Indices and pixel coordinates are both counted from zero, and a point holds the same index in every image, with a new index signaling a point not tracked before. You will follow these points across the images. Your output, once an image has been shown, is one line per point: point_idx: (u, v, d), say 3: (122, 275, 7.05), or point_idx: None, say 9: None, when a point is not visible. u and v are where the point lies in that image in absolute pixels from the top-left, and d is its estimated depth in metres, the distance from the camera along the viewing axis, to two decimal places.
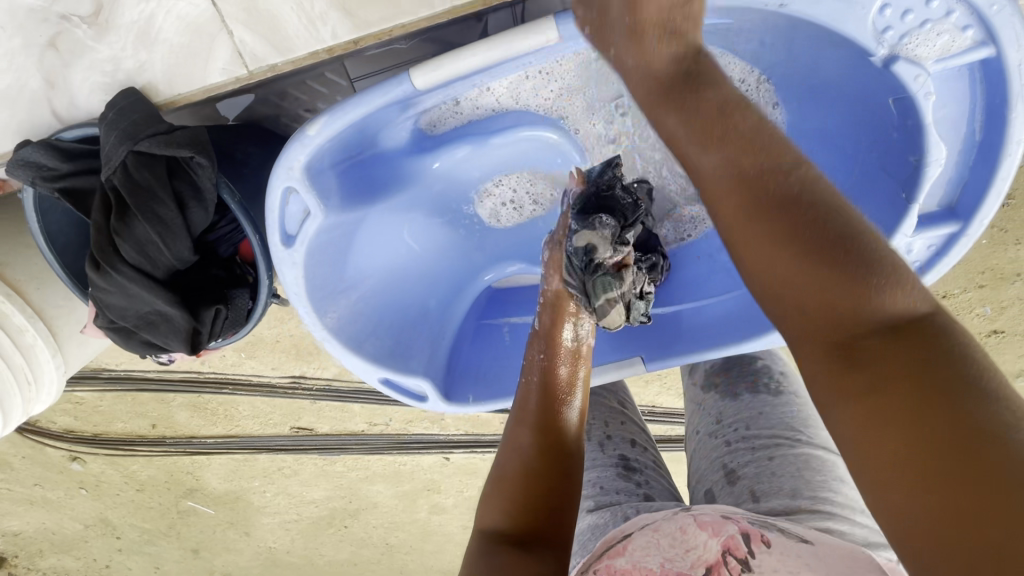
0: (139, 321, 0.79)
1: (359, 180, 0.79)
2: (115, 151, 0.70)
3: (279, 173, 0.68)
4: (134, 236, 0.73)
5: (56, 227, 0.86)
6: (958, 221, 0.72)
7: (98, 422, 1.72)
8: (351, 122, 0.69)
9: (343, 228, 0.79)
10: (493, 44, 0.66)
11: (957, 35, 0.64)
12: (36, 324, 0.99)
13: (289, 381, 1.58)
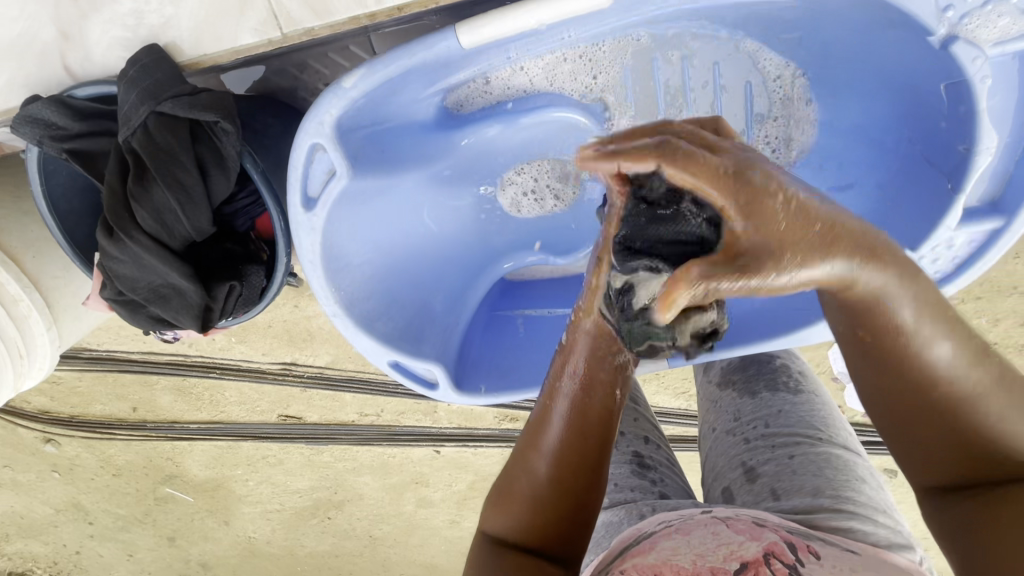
0: (149, 295, 0.75)
1: (389, 148, 0.77)
2: (138, 113, 0.68)
3: (309, 125, 0.67)
4: (152, 202, 0.69)
5: (59, 191, 0.82)
6: (1003, 216, 0.71)
7: (77, 403, 1.66)
8: (385, 80, 0.68)
9: (363, 195, 0.76)
10: (539, 6, 0.64)
11: (1018, 17, 0.61)
12: (32, 295, 0.94)
13: (279, 367, 1.54)
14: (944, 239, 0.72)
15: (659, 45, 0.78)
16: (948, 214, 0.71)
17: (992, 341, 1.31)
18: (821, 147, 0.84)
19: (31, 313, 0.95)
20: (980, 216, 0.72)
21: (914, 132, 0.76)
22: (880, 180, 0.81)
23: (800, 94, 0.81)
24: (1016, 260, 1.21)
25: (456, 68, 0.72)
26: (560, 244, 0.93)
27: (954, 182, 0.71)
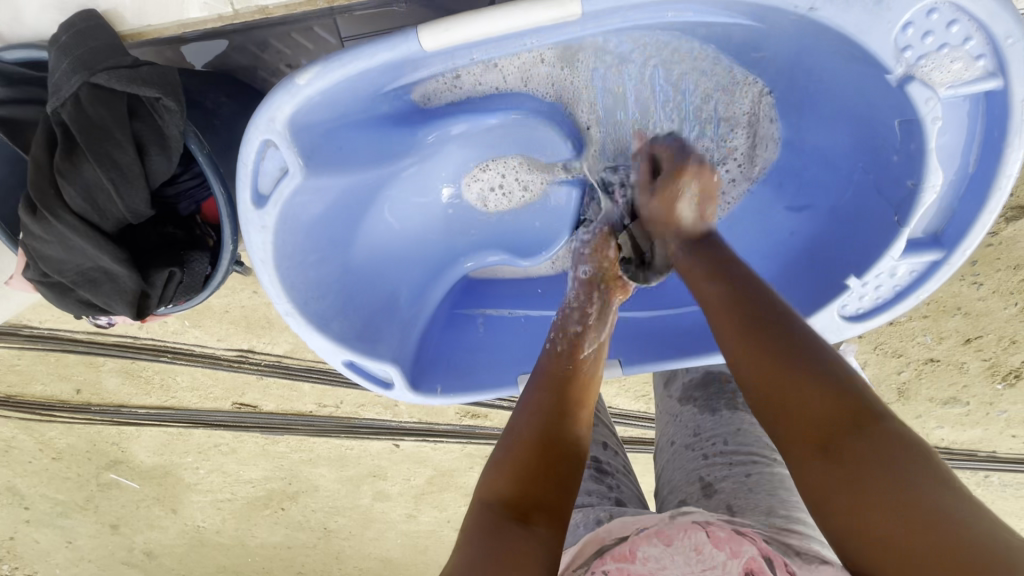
0: (79, 278, 0.70)
1: (349, 142, 0.74)
2: (67, 82, 0.63)
3: (259, 122, 0.62)
4: (83, 180, 0.65)
5: None
6: (942, 249, 0.72)
7: (14, 383, 1.56)
8: (346, 77, 0.63)
9: (322, 197, 0.73)
10: (499, 13, 0.60)
11: (970, 63, 0.61)
12: None
13: (235, 355, 1.49)
14: (885, 268, 0.74)
15: (635, 56, 0.77)
16: (892, 245, 0.72)
17: (935, 358, 1.38)
18: (779, 164, 0.85)
19: None
20: (921, 247, 0.73)
21: (868, 161, 0.77)
22: (832, 205, 0.82)
23: (766, 110, 0.81)
24: (961, 282, 1.28)
25: (421, 67, 0.69)
26: (523, 247, 0.91)
27: (899, 215, 0.72)
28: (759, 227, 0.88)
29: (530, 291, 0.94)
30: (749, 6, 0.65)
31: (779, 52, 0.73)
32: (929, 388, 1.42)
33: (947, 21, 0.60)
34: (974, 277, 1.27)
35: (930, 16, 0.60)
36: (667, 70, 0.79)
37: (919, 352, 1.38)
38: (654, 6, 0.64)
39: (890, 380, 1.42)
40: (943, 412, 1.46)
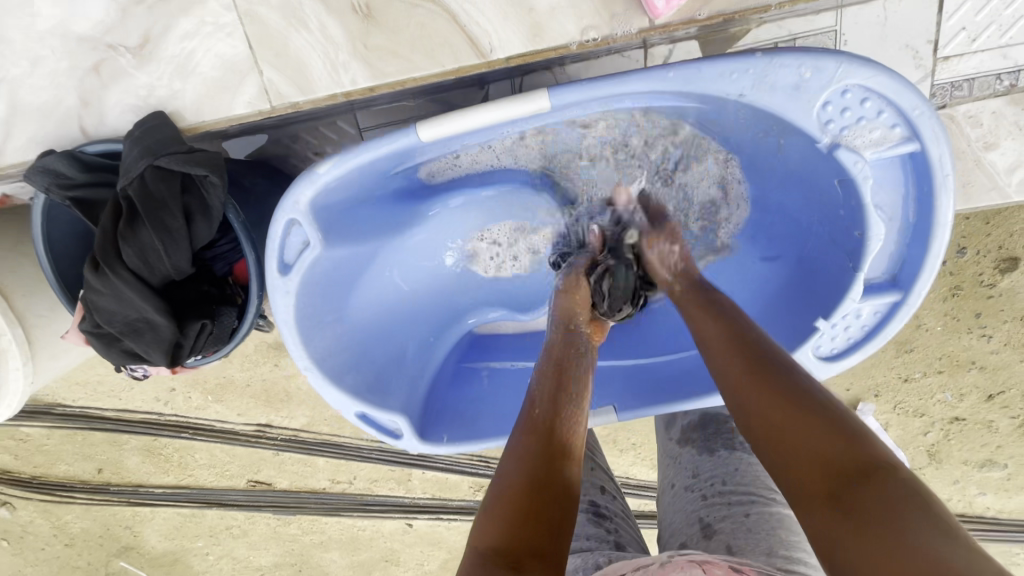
0: (125, 328, 0.78)
1: (361, 219, 0.83)
2: (136, 164, 0.75)
3: (284, 205, 0.72)
4: (139, 242, 0.76)
5: (57, 234, 0.84)
6: (901, 291, 0.77)
7: (40, 463, 1.61)
8: (360, 165, 0.74)
9: (340, 262, 0.82)
10: (485, 109, 0.71)
11: (887, 131, 0.70)
12: (14, 329, 0.87)
13: (253, 429, 1.54)
14: (847, 310, 0.78)
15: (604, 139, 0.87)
16: (850, 290, 0.77)
17: (959, 417, 1.41)
18: (753, 227, 0.92)
19: (11, 347, 0.87)
20: (879, 291, 0.78)
21: (821, 216, 0.83)
22: (799, 252, 0.88)
23: (732, 176, 0.89)
24: (969, 334, 1.31)
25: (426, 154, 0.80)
26: (521, 301, 0.99)
27: (853, 263, 0.78)
28: (738, 279, 0.95)
29: (530, 345, 0.99)
30: (686, 93, 0.74)
31: (730, 133, 0.83)
32: (962, 450, 1.43)
33: (860, 99, 0.69)
34: (981, 329, 1.31)
35: (852, 91, 0.69)
36: (637, 150, 0.89)
37: (942, 411, 1.41)
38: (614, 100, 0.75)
39: (918, 441, 1.44)
40: (982, 476, 1.45)
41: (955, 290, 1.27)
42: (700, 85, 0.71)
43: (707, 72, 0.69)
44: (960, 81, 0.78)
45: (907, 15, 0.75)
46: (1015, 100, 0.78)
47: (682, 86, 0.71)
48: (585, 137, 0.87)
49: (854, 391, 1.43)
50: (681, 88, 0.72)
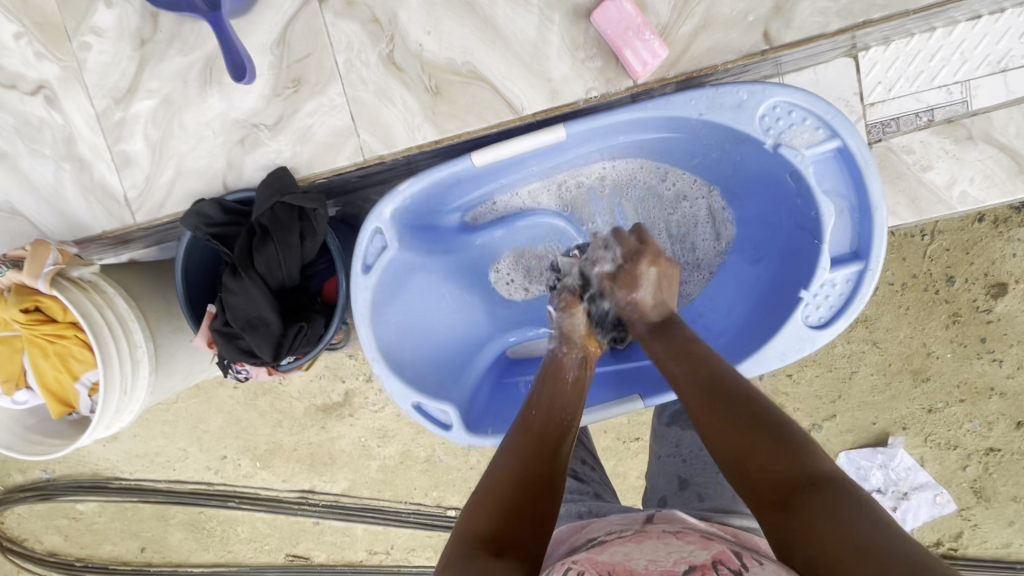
0: (245, 327, 0.83)
1: (424, 236, 0.96)
2: (267, 199, 0.83)
3: (372, 217, 0.85)
4: (266, 254, 0.83)
5: (191, 266, 0.92)
6: (862, 261, 0.81)
7: (89, 542, 2.07)
8: (432, 184, 0.88)
9: (405, 271, 0.94)
10: (511, 141, 0.84)
11: (813, 131, 0.77)
12: (149, 345, 0.94)
13: (298, 496, 1.91)
14: (821, 280, 0.82)
15: (604, 170, 1.00)
16: (818, 262, 0.81)
17: (994, 448, 1.48)
18: (740, 237, 0.98)
19: (141, 359, 0.93)
20: (842, 262, 0.82)
21: (782, 210, 0.88)
22: (777, 248, 0.91)
23: (714, 202, 0.99)
24: (980, 359, 1.43)
25: (477, 185, 0.95)
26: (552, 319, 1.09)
27: (815, 236, 0.82)
28: (733, 286, 0.99)
29: None
30: (657, 118, 0.81)
31: (695, 153, 0.92)
32: (1006, 484, 1.51)
33: (786, 110, 0.77)
34: (991, 354, 1.43)
35: (782, 105, 0.77)
36: (623, 179, 1.01)
37: (975, 441, 1.49)
38: (604, 133, 0.86)
39: (959, 477, 1.51)
40: None
41: (956, 316, 1.41)
42: (667, 109, 0.78)
43: (672, 102, 0.78)
44: (889, 121, 0.98)
45: (837, 77, 0.95)
46: (937, 131, 0.97)
47: (649, 112, 0.79)
48: (592, 173, 1.02)
49: (883, 424, 1.50)
50: (649, 113, 0.79)
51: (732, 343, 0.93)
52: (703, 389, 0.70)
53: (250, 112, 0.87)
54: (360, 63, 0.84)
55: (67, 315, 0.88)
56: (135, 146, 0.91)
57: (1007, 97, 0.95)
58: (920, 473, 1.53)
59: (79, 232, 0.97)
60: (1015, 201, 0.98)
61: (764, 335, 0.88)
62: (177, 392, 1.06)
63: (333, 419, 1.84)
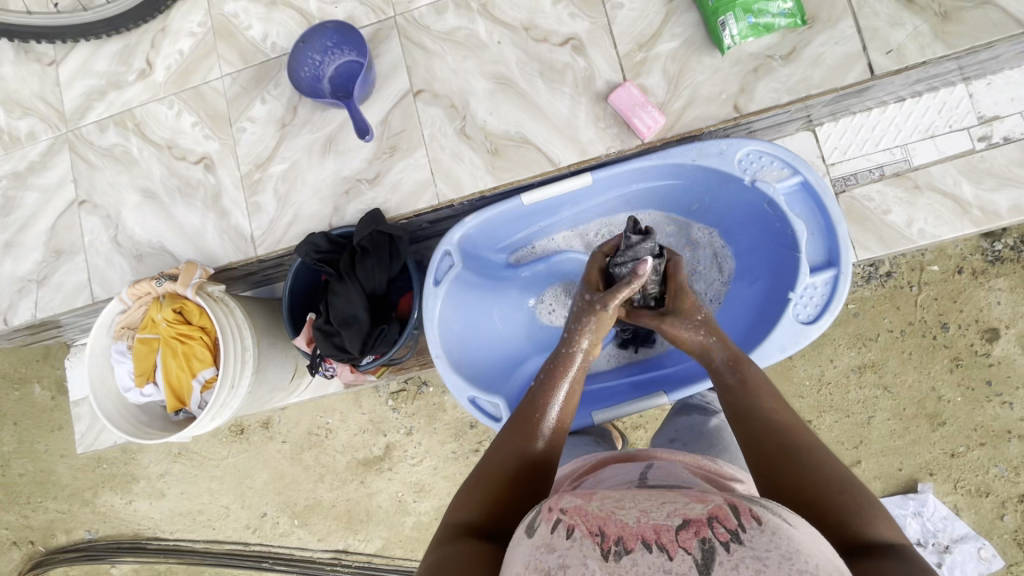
0: (343, 324, 1.05)
1: (479, 266, 1.19)
2: (366, 226, 1.09)
3: (443, 242, 1.09)
4: (365, 266, 1.07)
5: (297, 285, 1.15)
6: (833, 267, 1.01)
7: None
8: (490, 219, 1.12)
9: (464, 290, 1.15)
10: (551, 185, 1.09)
11: (780, 169, 1.02)
12: (253, 351, 1.16)
13: (331, 556, 1.88)
14: (803, 284, 1.01)
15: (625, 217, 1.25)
16: (799, 268, 1.01)
17: None
18: (738, 268, 1.19)
19: (247, 361, 1.14)
20: (818, 269, 1.02)
21: (767, 236, 1.10)
22: (768, 267, 1.12)
23: (713, 239, 1.21)
24: (990, 403, 1.50)
25: (522, 226, 1.20)
26: None
27: (794, 250, 1.03)
28: (735, 303, 1.18)
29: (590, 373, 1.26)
30: (662, 166, 1.07)
31: (691, 200, 1.18)
32: None
33: (758, 155, 1.03)
34: (1000, 396, 1.50)
35: (753, 152, 1.03)
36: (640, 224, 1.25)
37: (1006, 487, 1.50)
38: (623, 181, 1.12)
39: (999, 527, 1.49)
40: None
41: (958, 359, 1.51)
42: (668, 157, 1.05)
43: (673, 152, 1.05)
44: (848, 177, 1.23)
45: (800, 146, 1.24)
46: (889, 183, 1.21)
47: (655, 160, 1.05)
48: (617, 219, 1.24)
49: (910, 469, 1.51)
50: (656, 161, 1.06)
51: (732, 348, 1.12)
52: (771, 431, 0.73)
53: (355, 171, 1.18)
54: (440, 135, 1.15)
55: (201, 318, 1.12)
56: (266, 197, 1.22)
57: (939, 155, 1.20)
58: (958, 523, 1.51)
59: (210, 263, 1.24)
60: (966, 235, 1.19)
61: (763, 333, 1.05)
62: (257, 403, 1.24)
63: (373, 473, 1.83)
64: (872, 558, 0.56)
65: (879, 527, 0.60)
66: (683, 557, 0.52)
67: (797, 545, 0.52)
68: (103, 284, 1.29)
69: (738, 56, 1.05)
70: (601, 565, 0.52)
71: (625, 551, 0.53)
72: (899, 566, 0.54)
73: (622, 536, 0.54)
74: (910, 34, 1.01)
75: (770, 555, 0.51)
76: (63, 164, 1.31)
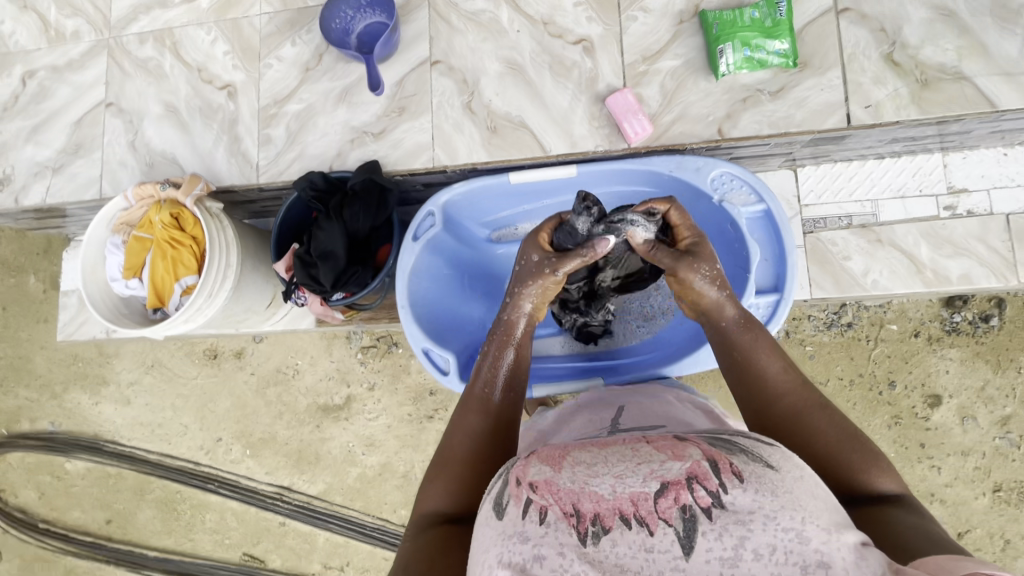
0: (320, 257, 1.13)
1: (458, 234, 1.27)
2: (362, 175, 1.17)
3: (429, 202, 1.17)
4: (353, 210, 1.15)
5: (290, 218, 1.23)
6: (778, 292, 1.09)
7: (57, 507, 1.89)
8: (476, 191, 1.20)
9: (439, 251, 1.23)
10: (538, 170, 1.17)
11: (747, 194, 1.10)
12: (235, 269, 1.23)
13: (273, 491, 1.81)
14: (746, 302, 1.09)
15: None
16: (746, 288, 1.09)
17: None
18: None
19: (226, 276, 1.21)
20: (764, 293, 1.10)
21: (725, 257, 1.18)
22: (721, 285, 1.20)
23: None
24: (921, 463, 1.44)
25: (506, 206, 1.28)
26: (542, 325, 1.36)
27: (745, 271, 1.11)
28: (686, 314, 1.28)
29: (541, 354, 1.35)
30: (642, 174, 1.15)
31: None
32: None
33: (729, 179, 1.11)
34: (930, 459, 1.44)
35: (726, 175, 1.11)
36: None
37: None
38: (605, 182, 1.19)
39: None
40: None
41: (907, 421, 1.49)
42: (648, 165, 1.12)
43: (653, 161, 1.12)
44: (818, 220, 1.30)
45: (780, 182, 1.31)
46: (855, 233, 1.29)
47: (636, 166, 1.13)
48: None
49: None
50: (636, 167, 1.14)
51: (676, 350, 1.23)
52: (784, 389, 0.76)
53: (364, 123, 1.26)
54: (446, 105, 1.23)
55: (194, 228, 1.20)
56: (277, 131, 1.30)
57: (906, 216, 1.28)
58: None
59: (215, 182, 1.32)
60: (915, 294, 1.26)
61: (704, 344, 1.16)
62: (230, 317, 1.31)
63: (329, 420, 1.79)
64: (882, 506, 0.65)
65: (883, 473, 0.68)
66: (664, 529, 0.53)
67: (781, 501, 0.53)
68: (113, 184, 1.38)
69: (731, 84, 1.13)
70: (581, 552, 0.53)
71: (603, 531, 0.54)
72: (905, 514, 0.63)
73: (599, 514, 0.55)
74: (890, 94, 1.10)
75: (753, 518, 0.52)
76: (99, 67, 1.40)
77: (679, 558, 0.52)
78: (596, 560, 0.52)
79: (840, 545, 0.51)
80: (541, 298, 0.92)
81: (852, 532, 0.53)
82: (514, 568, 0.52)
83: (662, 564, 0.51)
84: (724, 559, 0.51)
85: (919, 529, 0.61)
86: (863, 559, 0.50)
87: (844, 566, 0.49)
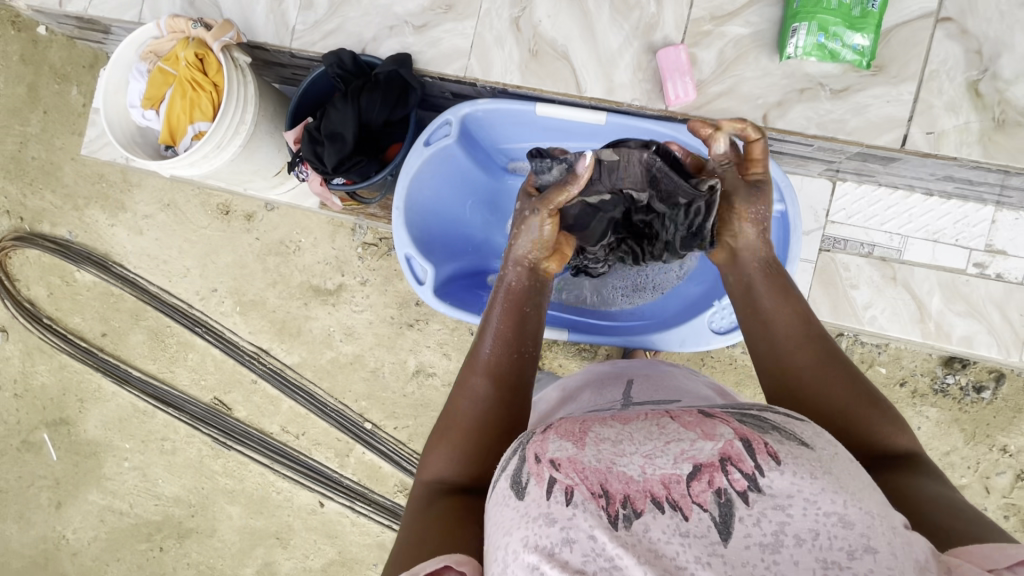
0: (328, 136, 1.12)
1: (473, 152, 1.24)
2: (389, 65, 1.14)
3: (450, 110, 1.14)
4: (371, 97, 1.13)
5: (312, 91, 1.22)
6: None
7: (63, 307, 1.99)
8: (500, 112, 1.16)
9: (449, 163, 1.21)
10: (567, 108, 1.11)
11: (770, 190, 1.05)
12: (248, 128, 1.23)
13: (252, 350, 1.89)
14: None
15: None
16: None
17: None
18: (696, 269, 1.26)
19: (238, 132, 1.21)
20: None
21: None
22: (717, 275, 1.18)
23: None
24: None
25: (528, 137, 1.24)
26: None
27: None
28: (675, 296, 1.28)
29: None
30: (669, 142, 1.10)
31: None
32: None
33: None
34: None
35: None
36: None
37: None
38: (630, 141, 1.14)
39: None
40: None
41: None
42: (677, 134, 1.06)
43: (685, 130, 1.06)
44: (839, 240, 1.23)
45: (814, 191, 1.24)
46: (872, 264, 1.22)
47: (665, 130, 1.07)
48: None
49: None
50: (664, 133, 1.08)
51: (654, 326, 1.24)
52: (809, 345, 0.70)
53: (408, 12, 1.20)
54: (494, 14, 1.16)
55: (217, 76, 1.19)
56: None
57: (930, 261, 1.21)
58: None
59: (250, 36, 1.29)
60: (909, 340, 1.22)
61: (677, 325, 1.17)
62: (235, 175, 1.32)
63: (316, 301, 1.85)
64: (899, 472, 0.62)
65: (899, 437, 0.66)
66: (699, 514, 0.50)
67: (823, 483, 0.49)
68: (153, 12, 1.36)
69: (793, 71, 1.05)
70: (613, 536, 0.49)
71: (635, 515, 0.50)
72: (925, 482, 0.61)
73: (630, 496, 0.51)
74: (959, 125, 1.01)
75: (793, 501, 0.49)
76: None
77: (715, 543, 0.48)
78: (630, 544, 0.49)
79: (886, 529, 0.48)
80: (539, 243, 0.88)
81: (897, 514, 0.51)
82: (542, 553, 0.49)
83: (699, 549, 0.48)
84: (764, 544, 0.48)
85: (943, 500, 0.58)
86: (913, 545, 0.48)
87: (893, 553, 0.47)
